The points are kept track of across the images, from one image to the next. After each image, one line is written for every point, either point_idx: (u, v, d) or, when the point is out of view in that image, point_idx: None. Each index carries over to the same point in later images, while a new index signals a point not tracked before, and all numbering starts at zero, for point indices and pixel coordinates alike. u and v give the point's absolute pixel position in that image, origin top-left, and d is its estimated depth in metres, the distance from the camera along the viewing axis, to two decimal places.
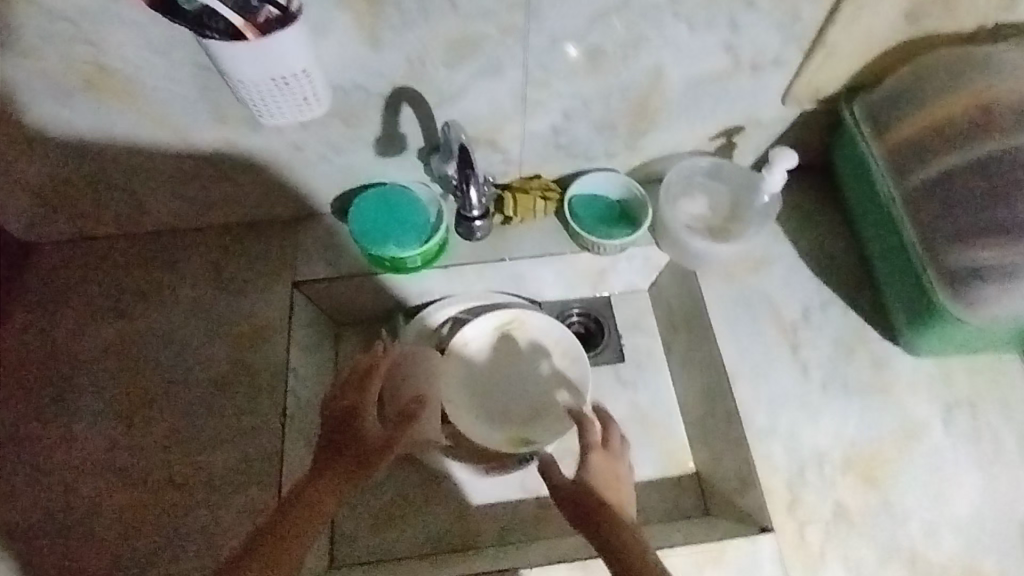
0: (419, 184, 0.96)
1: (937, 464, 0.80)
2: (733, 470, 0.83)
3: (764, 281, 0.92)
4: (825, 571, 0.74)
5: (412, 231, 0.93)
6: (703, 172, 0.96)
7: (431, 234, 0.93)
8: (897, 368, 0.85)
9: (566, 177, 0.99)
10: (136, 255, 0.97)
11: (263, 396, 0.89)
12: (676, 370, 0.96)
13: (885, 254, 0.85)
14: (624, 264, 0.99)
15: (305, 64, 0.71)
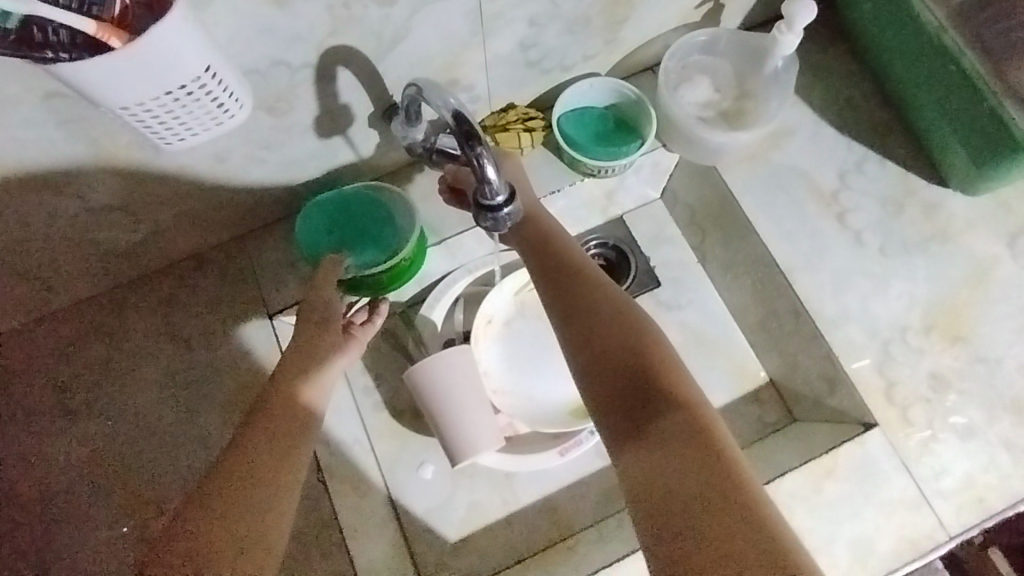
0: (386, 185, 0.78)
1: (1013, 300, 0.77)
2: (815, 368, 0.79)
3: (788, 153, 0.83)
4: (939, 445, 0.72)
5: (377, 245, 0.78)
6: (699, 48, 0.83)
7: (397, 247, 0.78)
8: (950, 209, 0.80)
9: (543, 96, 0.83)
10: (60, 340, 0.75)
11: None
12: (718, 276, 0.88)
13: (930, 91, 0.76)
14: (632, 177, 0.87)
15: (210, 61, 0.48)
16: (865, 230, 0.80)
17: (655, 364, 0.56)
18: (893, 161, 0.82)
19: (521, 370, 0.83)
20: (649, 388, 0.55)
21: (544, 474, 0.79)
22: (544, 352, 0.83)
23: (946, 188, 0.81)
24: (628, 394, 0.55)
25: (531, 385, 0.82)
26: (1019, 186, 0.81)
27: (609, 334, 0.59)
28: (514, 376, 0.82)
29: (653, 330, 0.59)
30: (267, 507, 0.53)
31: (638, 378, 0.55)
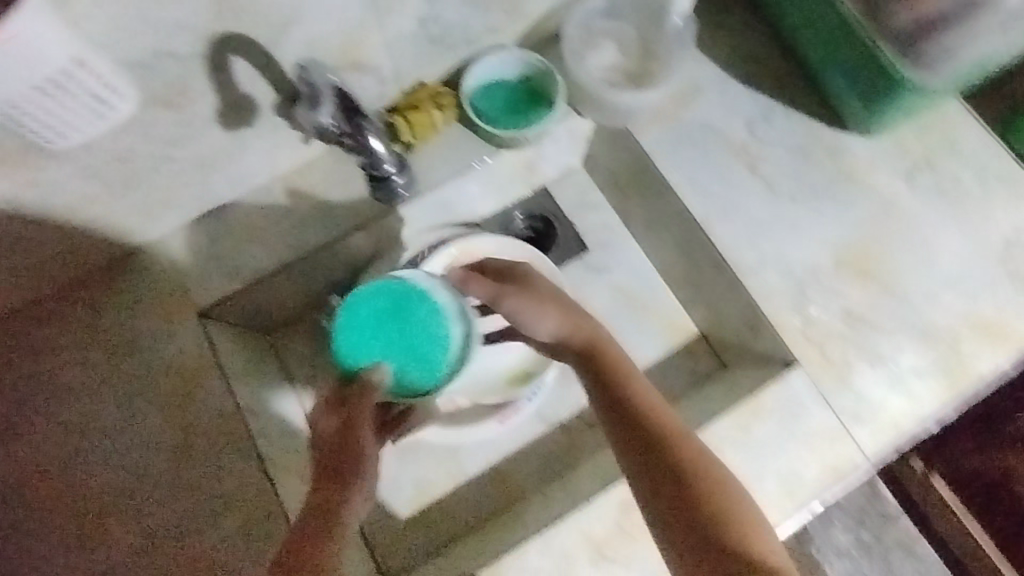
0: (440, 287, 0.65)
1: (916, 233, 0.81)
2: (738, 315, 0.82)
3: (699, 110, 0.85)
4: (855, 375, 0.75)
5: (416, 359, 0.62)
6: (600, 13, 0.84)
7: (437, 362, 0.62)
8: (853, 152, 0.84)
9: (452, 73, 0.83)
10: None
11: (229, 448, 0.70)
12: (643, 236, 0.90)
13: (821, 38, 0.78)
14: (550, 147, 0.88)
15: (76, 53, 0.51)
16: (776, 179, 0.83)
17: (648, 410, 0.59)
18: (797, 110, 0.85)
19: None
20: (666, 443, 0.56)
21: (487, 443, 0.80)
22: (477, 324, 0.82)
23: (847, 132, 0.84)
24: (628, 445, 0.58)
25: (469, 359, 0.80)
26: (915, 123, 0.84)
27: (619, 402, 0.60)
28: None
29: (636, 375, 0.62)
30: (325, 569, 0.50)
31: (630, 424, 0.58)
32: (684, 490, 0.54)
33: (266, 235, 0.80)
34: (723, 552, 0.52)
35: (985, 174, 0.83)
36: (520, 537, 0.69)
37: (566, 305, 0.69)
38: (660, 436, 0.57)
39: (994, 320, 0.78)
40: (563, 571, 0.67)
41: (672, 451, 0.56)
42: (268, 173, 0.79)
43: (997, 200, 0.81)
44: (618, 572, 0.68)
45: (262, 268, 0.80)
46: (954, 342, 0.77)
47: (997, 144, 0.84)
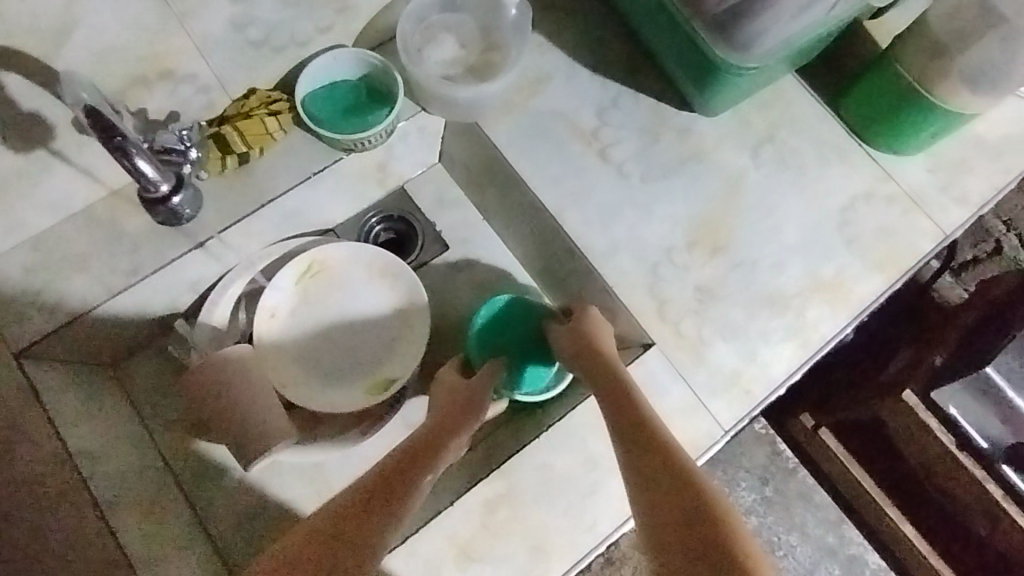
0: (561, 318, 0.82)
1: (760, 206, 0.83)
2: (600, 301, 0.83)
3: (547, 99, 0.84)
4: (708, 350, 0.77)
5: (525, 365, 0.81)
6: (437, 7, 0.82)
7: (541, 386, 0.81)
8: (700, 130, 0.85)
9: (288, 76, 0.79)
10: None
11: (59, 501, 0.63)
12: (504, 231, 0.89)
13: (654, 24, 0.80)
14: (402, 147, 0.85)
15: None
16: (626, 163, 0.83)
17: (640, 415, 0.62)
18: (643, 93, 0.86)
19: (309, 368, 0.81)
20: (642, 443, 0.59)
21: (353, 456, 0.79)
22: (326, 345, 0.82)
23: (693, 111, 0.86)
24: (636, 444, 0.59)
25: (319, 380, 0.81)
26: (755, 100, 0.87)
27: (613, 403, 0.64)
28: (301, 374, 0.81)
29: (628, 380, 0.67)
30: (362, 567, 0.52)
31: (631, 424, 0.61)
32: (661, 479, 0.55)
33: (92, 264, 0.74)
34: (682, 526, 0.50)
35: (822, 144, 0.86)
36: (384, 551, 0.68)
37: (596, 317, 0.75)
38: (645, 437, 0.59)
39: (834, 282, 0.81)
40: None
41: (664, 469, 0.55)
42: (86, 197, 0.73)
43: (833, 168, 0.85)
44: (484, 572, 0.68)
45: (91, 300, 0.74)
46: (799, 308, 0.80)
47: (833, 115, 0.87)
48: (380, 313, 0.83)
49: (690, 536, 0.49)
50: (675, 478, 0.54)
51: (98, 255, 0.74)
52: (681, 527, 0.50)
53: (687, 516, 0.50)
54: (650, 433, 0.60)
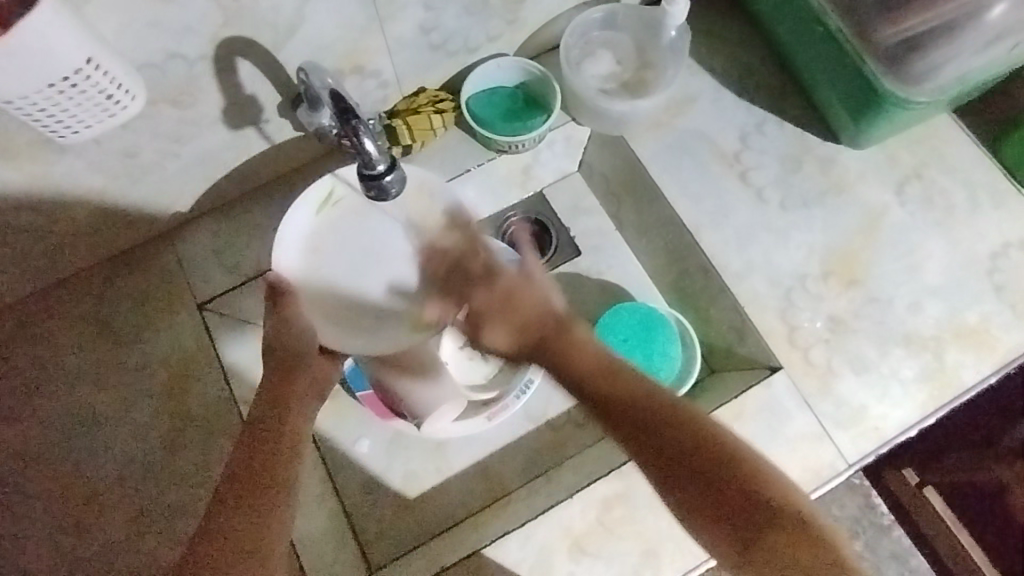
0: (675, 318, 0.86)
1: (903, 244, 0.82)
2: (727, 321, 0.84)
3: (692, 119, 0.87)
4: (835, 381, 0.77)
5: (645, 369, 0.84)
6: (599, 24, 0.87)
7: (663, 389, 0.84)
8: (844, 163, 0.85)
9: (453, 79, 0.85)
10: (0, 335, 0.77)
11: (221, 436, 0.75)
12: (636, 241, 0.92)
13: (813, 54, 0.81)
14: (547, 153, 0.90)
15: (91, 54, 0.53)
16: (766, 188, 0.84)
17: (631, 383, 0.59)
18: (789, 121, 0.86)
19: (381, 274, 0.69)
20: (660, 413, 0.57)
21: (475, 439, 0.84)
22: (470, 307, 0.66)
23: (839, 143, 0.86)
24: (645, 421, 0.57)
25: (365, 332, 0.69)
26: (905, 137, 0.86)
27: (596, 385, 0.60)
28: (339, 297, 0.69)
29: (594, 341, 0.63)
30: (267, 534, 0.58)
31: (625, 402, 0.58)
32: (672, 435, 0.56)
33: (267, 234, 0.82)
34: (717, 496, 0.54)
35: (975, 188, 0.83)
36: (501, 533, 0.71)
37: (515, 281, 0.65)
38: (621, 388, 0.59)
39: (978, 330, 0.79)
40: (542, 564, 0.70)
41: (689, 439, 0.56)
42: (269, 171, 0.82)
43: (985, 212, 0.82)
44: (595, 567, 0.70)
45: (261, 265, 0.82)
46: (936, 350, 0.78)
47: (989, 161, 0.84)
48: (514, 273, 0.65)
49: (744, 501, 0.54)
50: (691, 448, 0.55)
51: (274, 224, 0.82)
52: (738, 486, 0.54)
53: (744, 503, 0.54)
54: (660, 402, 0.57)
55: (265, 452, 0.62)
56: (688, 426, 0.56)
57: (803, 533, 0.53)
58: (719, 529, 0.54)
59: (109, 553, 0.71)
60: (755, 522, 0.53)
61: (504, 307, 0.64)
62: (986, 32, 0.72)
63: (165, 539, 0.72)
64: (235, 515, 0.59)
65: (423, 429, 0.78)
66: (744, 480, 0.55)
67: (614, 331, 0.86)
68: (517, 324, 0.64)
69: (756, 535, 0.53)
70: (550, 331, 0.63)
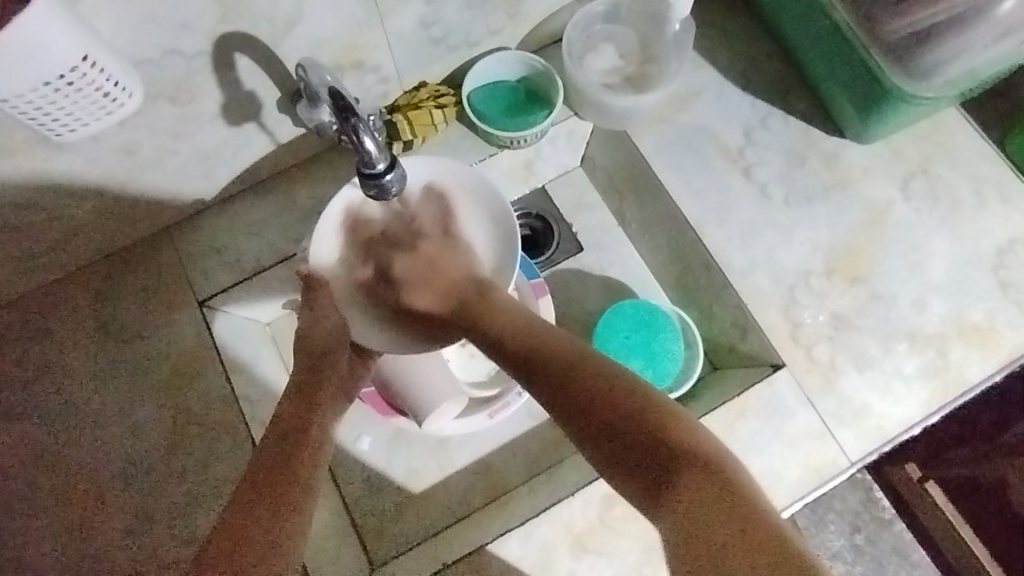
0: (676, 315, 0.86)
1: (908, 240, 0.81)
2: (730, 318, 0.83)
3: (695, 114, 0.86)
4: (838, 378, 0.76)
5: (646, 365, 0.84)
6: (601, 17, 0.86)
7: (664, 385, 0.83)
8: (849, 158, 0.84)
9: (454, 74, 0.84)
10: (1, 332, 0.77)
11: (222, 433, 0.75)
12: (638, 237, 0.91)
13: (819, 48, 0.80)
14: (549, 148, 0.89)
15: (86, 51, 0.53)
16: (770, 183, 0.83)
17: (533, 341, 0.60)
18: (794, 116, 0.86)
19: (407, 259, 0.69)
20: (552, 366, 0.57)
21: (476, 436, 0.84)
22: (391, 273, 0.69)
23: (844, 139, 0.85)
24: (546, 373, 0.57)
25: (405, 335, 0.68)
26: (912, 131, 0.85)
27: (504, 339, 0.62)
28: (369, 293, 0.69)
29: (509, 302, 0.65)
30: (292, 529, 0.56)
31: (522, 358, 0.60)
32: (566, 382, 0.56)
33: (268, 230, 0.82)
34: (613, 432, 0.52)
35: (982, 183, 0.83)
36: (502, 530, 0.71)
37: (438, 248, 0.69)
38: (525, 344, 0.60)
39: (983, 327, 0.78)
40: (544, 562, 0.70)
41: (584, 388, 0.55)
42: (268, 167, 0.82)
43: (992, 208, 0.82)
44: (597, 564, 0.70)
45: (262, 261, 0.81)
46: (940, 347, 0.78)
47: (996, 156, 0.83)
48: (440, 239, 0.69)
49: (653, 443, 0.51)
50: (594, 395, 0.54)
51: (275, 220, 0.82)
52: (636, 425, 0.52)
53: (649, 449, 0.51)
54: (552, 355, 0.58)
55: (290, 452, 0.61)
56: (586, 374, 0.56)
57: (711, 481, 0.49)
58: (619, 470, 0.52)
59: (113, 549, 0.71)
60: (654, 462, 0.51)
61: (436, 273, 0.68)
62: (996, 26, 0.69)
63: (167, 536, 0.72)
64: (257, 505, 0.57)
65: (424, 427, 0.78)
66: (649, 420, 0.52)
67: (617, 329, 0.85)
68: (440, 288, 0.67)
69: (659, 476, 0.50)
70: (467, 292, 0.66)
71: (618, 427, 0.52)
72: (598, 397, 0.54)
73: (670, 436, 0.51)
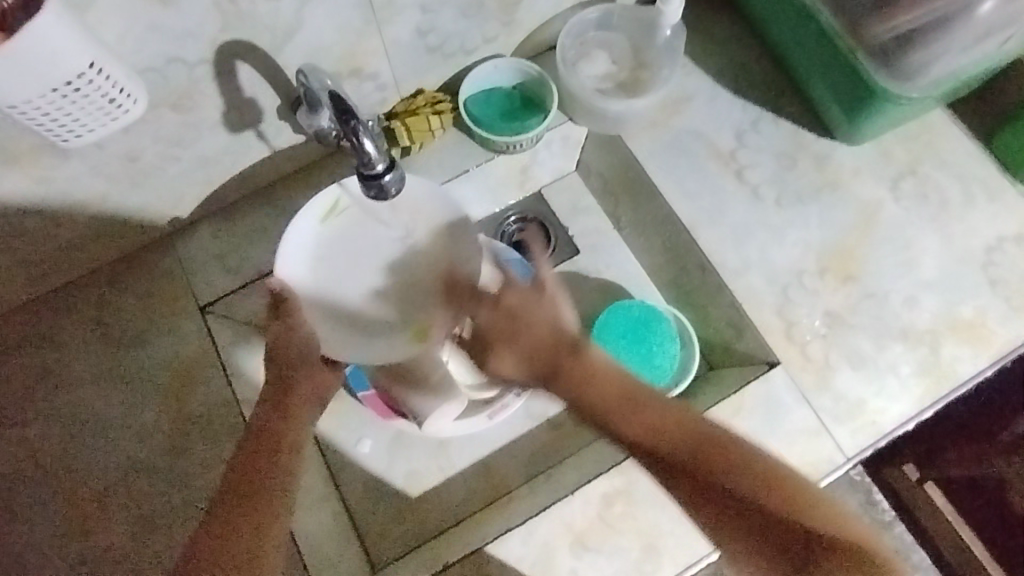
0: (672, 315, 0.87)
1: (899, 239, 0.82)
2: (725, 318, 0.84)
3: (688, 118, 0.88)
4: (832, 375, 0.77)
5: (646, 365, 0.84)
6: (594, 25, 0.88)
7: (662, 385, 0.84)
8: (839, 159, 0.85)
9: (451, 81, 0.86)
10: (6, 338, 0.78)
11: (223, 438, 0.75)
12: (633, 239, 0.93)
13: (806, 52, 0.82)
14: (545, 153, 0.91)
15: (93, 58, 0.54)
16: (762, 184, 0.85)
17: (643, 408, 0.58)
18: (784, 119, 0.87)
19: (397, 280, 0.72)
20: (672, 441, 0.56)
21: (476, 438, 0.84)
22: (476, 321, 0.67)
23: (834, 140, 0.86)
24: (671, 467, 0.55)
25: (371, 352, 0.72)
26: (899, 132, 0.86)
27: (618, 404, 0.58)
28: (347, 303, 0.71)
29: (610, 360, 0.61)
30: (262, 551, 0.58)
31: (642, 440, 0.56)
32: (702, 468, 0.54)
33: (269, 235, 0.83)
34: (754, 516, 0.53)
35: (970, 183, 0.84)
36: (502, 531, 0.72)
37: (521, 296, 0.64)
38: (642, 420, 0.57)
39: (974, 323, 0.79)
40: (544, 561, 0.70)
41: (713, 467, 0.54)
42: (269, 174, 0.83)
43: (979, 206, 0.83)
44: (597, 563, 0.70)
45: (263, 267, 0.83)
46: (933, 344, 0.79)
47: (982, 156, 0.85)
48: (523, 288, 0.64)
49: (793, 517, 0.53)
50: (722, 460, 0.55)
51: (274, 226, 0.83)
52: (772, 506, 0.53)
53: (789, 524, 0.53)
54: (663, 424, 0.57)
55: (268, 462, 0.61)
56: (709, 449, 0.55)
57: (849, 558, 0.52)
58: (753, 550, 0.53)
59: (112, 555, 0.72)
60: (792, 527, 0.53)
61: (526, 332, 0.62)
62: (977, 27, 0.72)
63: (167, 541, 0.72)
64: (229, 525, 0.58)
65: (425, 428, 0.79)
66: (778, 495, 0.54)
67: (613, 328, 0.87)
68: (512, 340, 0.62)
69: (792, 550, 0.52)
70: (561, 353, 0.61)
71: (740, 514, 0.53)
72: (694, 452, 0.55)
73: (790, 497, 0.54)
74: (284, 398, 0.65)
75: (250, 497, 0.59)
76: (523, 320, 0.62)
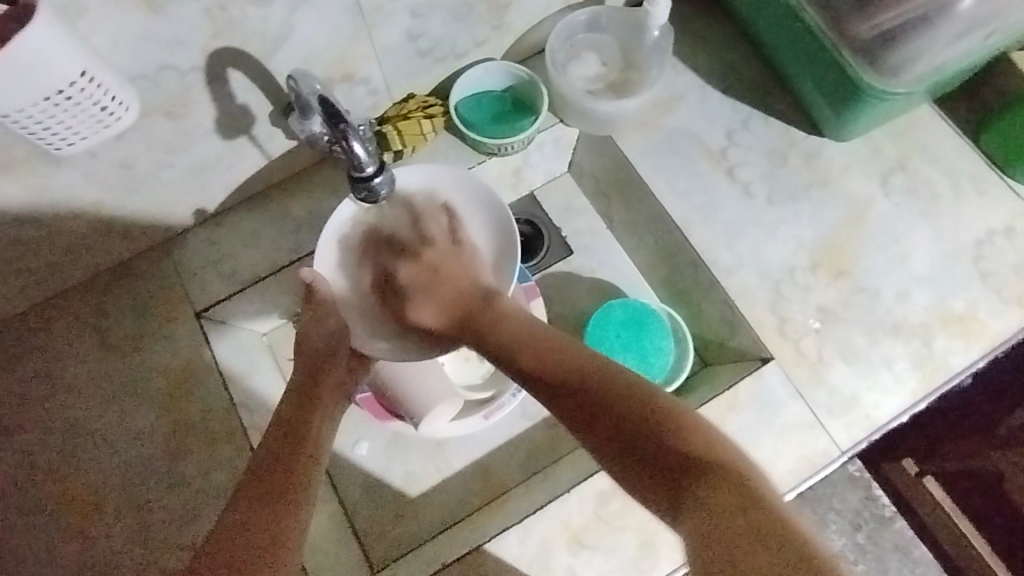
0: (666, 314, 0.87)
1: (889, 234, 0.83)
2: (718, 316, 0.85)
3: (678, 118, 0.88)
4: (825, 370, 0.78)
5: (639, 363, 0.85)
6: (583, 27, 0.88)
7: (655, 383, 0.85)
8: (828, 156, 0.86)
9: (442, 84, 0.87)
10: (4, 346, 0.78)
11: (221, 441, 0.76)
12: (626, 239, 0.93)
13: (793, 50, 0.83)
14: (537, 155, 0.91)
15: (84, 66, 0.55)
16: (753, 182, 0.85)
17: (567, 363, 0.61)
18: (773, 117, 0.88)
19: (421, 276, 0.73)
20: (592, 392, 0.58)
21: (472, 439, 0.85)
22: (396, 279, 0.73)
23: (823, 137, 0.87)
24: (590, 413, 0.58)
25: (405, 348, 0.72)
26: (888, 128, 0.87)
27: (542, 362, 0.63)
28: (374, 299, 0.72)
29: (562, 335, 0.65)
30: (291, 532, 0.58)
31: (557, 374, 0.61)
32: (612, 418, 0.57)
33: (264, 241, 0.83)
34: (664, 464, 0.53)
35: (958, 177, 0.85)
36: (500, 529, 0.72)
37: (444, 256, 0.72)
38: (562, 369, 0.61)
39: (965, 316, 0.80)
40: (542, 560, 0.70)
41: (629, 410, 0.56)
42: (263, 180, 0.84)
43: (968, 200, 0.84)
44: (595, 560, 0.71)
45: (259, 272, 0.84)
46: (925, 338, 0.79)
47: (971, 150, 0.86)
48: (446, 248, 0.72)
49: (705, 471, 0.52)
50: (636, 411, 0.56)
51: (269, 232, 0.84)
52: (688, 460, 0.53)
53: (703, 477, 0.52)
54: (587, 377, 0.60)
55: (289, 448, 0.63)
56: (626, 399, 0.57)
57: (759, 514, 0.48)
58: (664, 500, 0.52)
59: (111, 560, 0.72)
60: (702, 483, 0.51)
61: (441, 282, 0.72)
62: (956, 23, 0.73)
63: (166, 545, 0.72)
64: (256, 509, 0.59)
65: (420, 429, 0.79)
66: (695, 451, 0.53)
67: (607, 327, 0.87)
68: (443, 301, 0.71)
69: (707, 504, 0.50)
70: (477, 306, 0.69)
71: (653, 465, 0.54)
72: (604, 391, 0.58)
73: (720, 467, 0.52)
74: (314, 390, 0.69)
75: (279, 481, 0.61)
76: (445, 278, 0.71)
